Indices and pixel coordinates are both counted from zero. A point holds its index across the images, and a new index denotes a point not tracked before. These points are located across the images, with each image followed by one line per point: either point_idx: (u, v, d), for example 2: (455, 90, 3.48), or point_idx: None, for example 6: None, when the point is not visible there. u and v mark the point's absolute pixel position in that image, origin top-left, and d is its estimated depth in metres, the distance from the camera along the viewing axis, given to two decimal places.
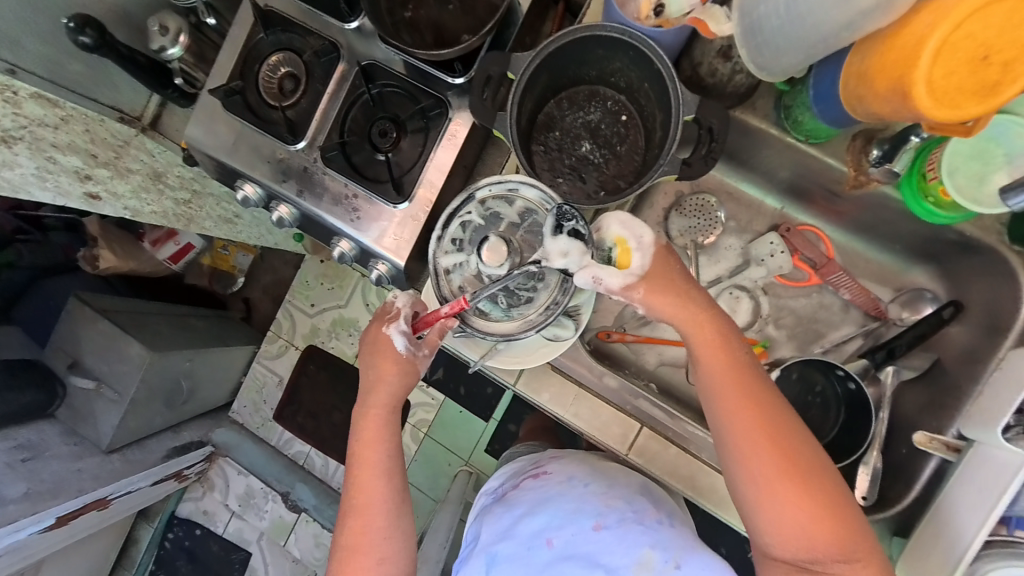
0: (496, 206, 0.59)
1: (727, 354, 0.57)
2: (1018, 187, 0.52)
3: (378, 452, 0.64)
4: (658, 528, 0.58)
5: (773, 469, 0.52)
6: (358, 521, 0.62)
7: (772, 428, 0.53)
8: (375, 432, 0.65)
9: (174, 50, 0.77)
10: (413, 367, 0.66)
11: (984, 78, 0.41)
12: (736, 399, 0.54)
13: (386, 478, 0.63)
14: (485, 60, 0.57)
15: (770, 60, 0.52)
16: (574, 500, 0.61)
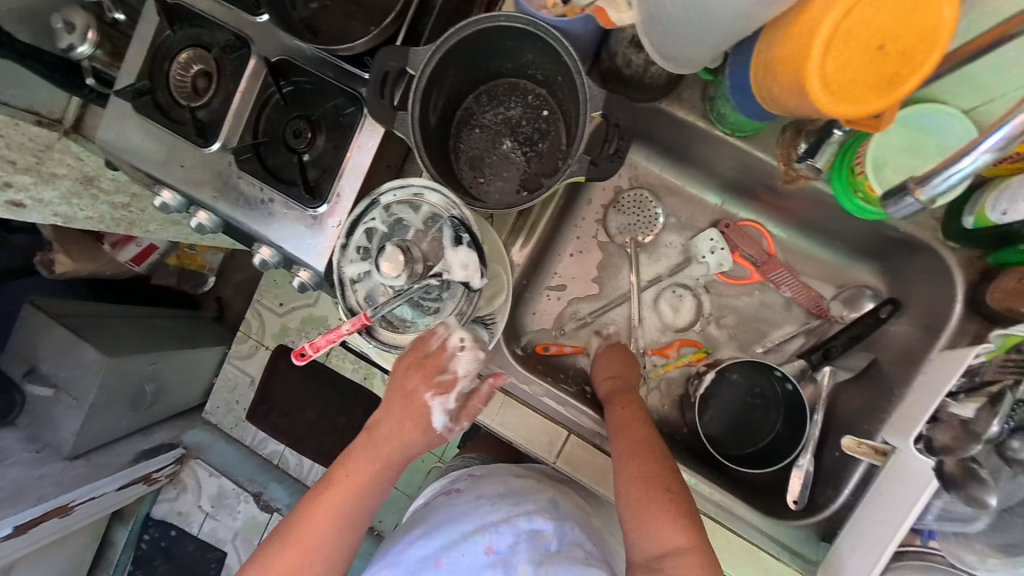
0: (400, 212, 0.56)
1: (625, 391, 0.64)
2: None
3: (353, 501, 0.53)
4: (545, 553, 0.57)
5: (638, 468, 0.53)
6: (287, 556, 0.51)
7: (645, 437, 0.57)
8: (358, 482, 0.53)
9: (85, 48, 0.74)
10: (441, 437, 0.55)
11: (882, 68, 0.37)
12: (624, 415, 0.60)
13: (341, 531, 0.53)
14: (381, 55, 0.53)
15: (676, 50, 0.49)
16: (473, 521, 0.60)
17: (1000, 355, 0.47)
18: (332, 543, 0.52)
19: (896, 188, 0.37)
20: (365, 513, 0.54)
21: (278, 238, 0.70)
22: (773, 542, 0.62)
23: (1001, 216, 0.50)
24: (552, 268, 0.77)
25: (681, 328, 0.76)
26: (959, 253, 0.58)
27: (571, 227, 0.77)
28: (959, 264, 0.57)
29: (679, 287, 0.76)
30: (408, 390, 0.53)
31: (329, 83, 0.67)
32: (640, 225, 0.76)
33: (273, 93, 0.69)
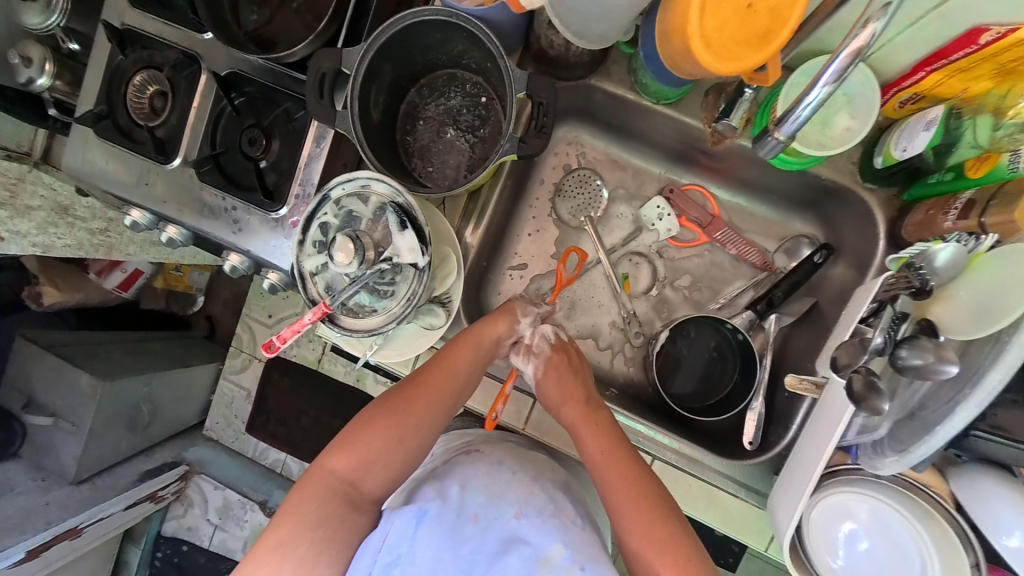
0: (349, 204, 0.59)
1: (599, 433, 0.62)
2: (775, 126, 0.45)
3: (445, 387, 0.63)
4: (570, 529, 0.59)
5: (647, 532, 0.54)
6: (390, 415, 0.61)
7: (639, 487, 0.57)
8: (452, 372, 0.64)
9: (43, 80, 0.77)
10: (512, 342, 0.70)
11: (755, 26, 0.41)
12: (610, 465, 0.59)
13: (434, 410, 0.63)
14: (316, 57, 0.57)
15: (584, 26, 0.52)
16: (501, 492, 0.62)
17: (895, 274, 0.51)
18: (426, 417, 0.62)
19: (761, 133, 0.46)
20: (455, 401, 0.65)
21: (246, 243, 0.73)
22: (729, 481, 0.67)
23: (902, 153, 0.53)
24: (512, 248, 0.81)
25: (639, 294, 0.79)
26: (878, 193, 0.62)
27: (526, 207, 0.81)
28: (878, 204, 0.62)
29: (635, 255, 0.80)
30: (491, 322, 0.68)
31: (277, 90, 0.70)
32: (586, 204, 0.80)
33: (225, 105, 0.72)
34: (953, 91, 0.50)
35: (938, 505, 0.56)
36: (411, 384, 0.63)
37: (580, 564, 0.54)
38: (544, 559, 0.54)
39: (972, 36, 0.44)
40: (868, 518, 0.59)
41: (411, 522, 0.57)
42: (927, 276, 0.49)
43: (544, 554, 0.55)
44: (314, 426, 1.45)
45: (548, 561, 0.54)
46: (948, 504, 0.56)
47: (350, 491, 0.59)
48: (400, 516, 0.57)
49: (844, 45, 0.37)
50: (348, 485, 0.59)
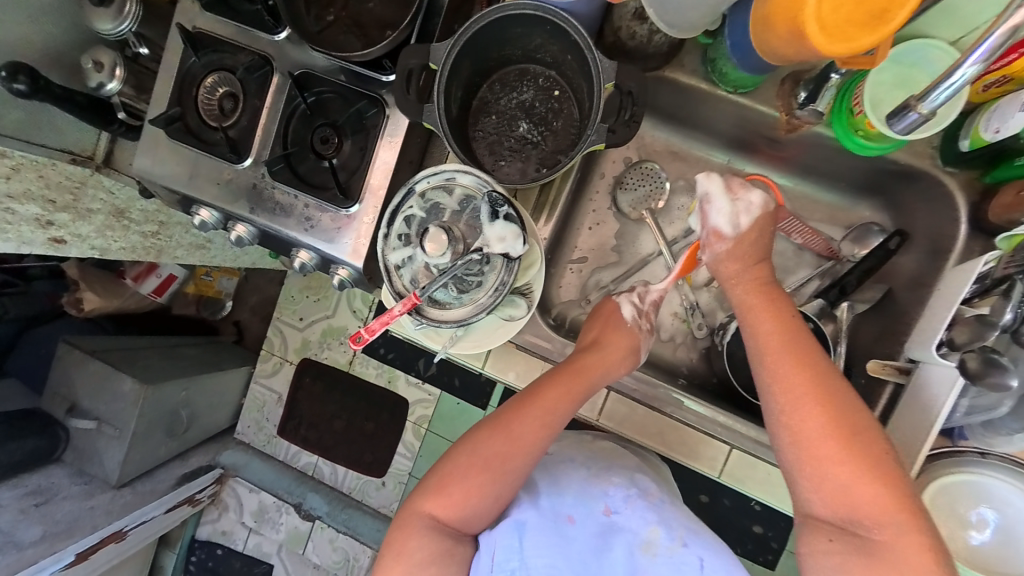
0: (435, 197, 0.60)
1: (776, 313, 0.56)
2: (899, 113, 0.52)
3: (541, 431, 0.59)
4: (663, 507, 0.60)
5: (824, 422, 0.49)
6: (486, 462, 0.57)
7: (818, 375, 0.51)
8: (548, 415, 0.59)
9: (114, 85, 0.78)
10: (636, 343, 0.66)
11: (870, 7, 0.42)
12: (782, 354, 0.53)
13: (529, 456, 0.58)
14: (404, 53, 0.58)
15: (677, 15, 0.53)
16: (583, 486, 0.63)
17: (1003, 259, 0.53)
18: (524, 464, 0.58)
19: (903, 107, 0.51)
20: (549, 443, 0.60)
21: (316, 240, 0.73)
22: None
23: (994, 135, 0.54)
24: (573, 242, 0.82)
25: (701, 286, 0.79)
26: (958, 177, 0.62)
27: (587, 201, 0.82)
28: (959, 187, 0.62)
29: None
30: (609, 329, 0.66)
31: (350, 89, 0.71)
32: (648, 193, 0.80)
33: (298, 104, 0.73)
34: None
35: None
36: (500, 431, 0.58)
37: (682, 539, 0.57)
38: (647, 540, 0.57)
39: None
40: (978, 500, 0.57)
41: (514, 535, 0.56)
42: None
43: (645, 539, 0.57)
44: (348, 430, 1.45)
45: (651, 542, 0.57)
46: None
47: (451, 533, 0.56)
48: (500, 532, 0.56)
49: (1000, 22, 0.39)
50: (448, 527, 0.56)
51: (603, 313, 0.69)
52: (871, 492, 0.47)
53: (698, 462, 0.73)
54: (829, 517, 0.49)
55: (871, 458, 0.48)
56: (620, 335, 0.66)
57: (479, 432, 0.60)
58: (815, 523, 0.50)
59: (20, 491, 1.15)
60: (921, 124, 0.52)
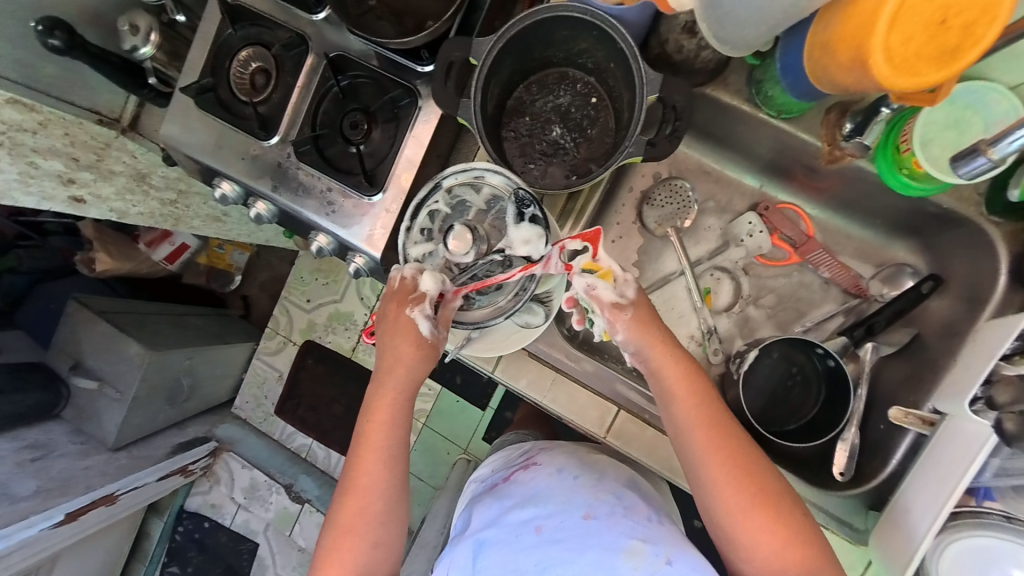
0: (462, 193, 0.59)
1: (693, 382, 0.58)
2: (964, 156, 0.48)
3: (377, 463, 0.59)
4: (648, 525, 0.56)
5: (747, 493, 0.52)
6: (353, 503, 0.58)
7: (734, 448, 0.54)
8: (394, 385, 0.61)
9: (146, 49, 0.77)
10: (434, 350, 0.61)
11: (943, 43, 0.39)
12: (703, 425, 0.55)
13: (385, 487, 0.59)
14: (446, 45, 0.57)
15: (733, 33, 0.51)
16: (563, 496, 0.59)
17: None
18: (385, 449, 0.59)
19: (970, 149, 0.48)
20: (403, 417, 0.61)
21: (336, 226, 0.72)
22: (822, 512, 0.63)
23: None
24: None
25: (720, 310, 0.78)
26: (1003, 227, 0.60)
27: (613, 212, 0.80)
28: (1003, 238, 0.60)
29: (718, 270, 0.79)
30: (393, 325, 0.61)
31: (386, 76, 0.70)
32: (677, 211, 0.79)
33: (331, 87, 0.72)
34: None
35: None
36: (353, 491, 0.58)
37: (669, 558, 0.51)
38: (631, 550, 0.51)
39: None
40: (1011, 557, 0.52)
41: (472, 555, 0.56)
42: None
43: (628, 547, 0.51)
44: (347, 415, 1.48)
45: (637, 552, 0.51)
46: None
47: None
48: (460, 551, 0.58)
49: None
50: None
51: (397, 289, 0.59)
52: (784, 551, 0.50)
53: None
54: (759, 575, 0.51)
55: (786, 521, 0.51)
56: (414, 334, 0.60)
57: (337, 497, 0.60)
58: None
59: (18, 443, 1.13)
60: (986, 171, 0.49)
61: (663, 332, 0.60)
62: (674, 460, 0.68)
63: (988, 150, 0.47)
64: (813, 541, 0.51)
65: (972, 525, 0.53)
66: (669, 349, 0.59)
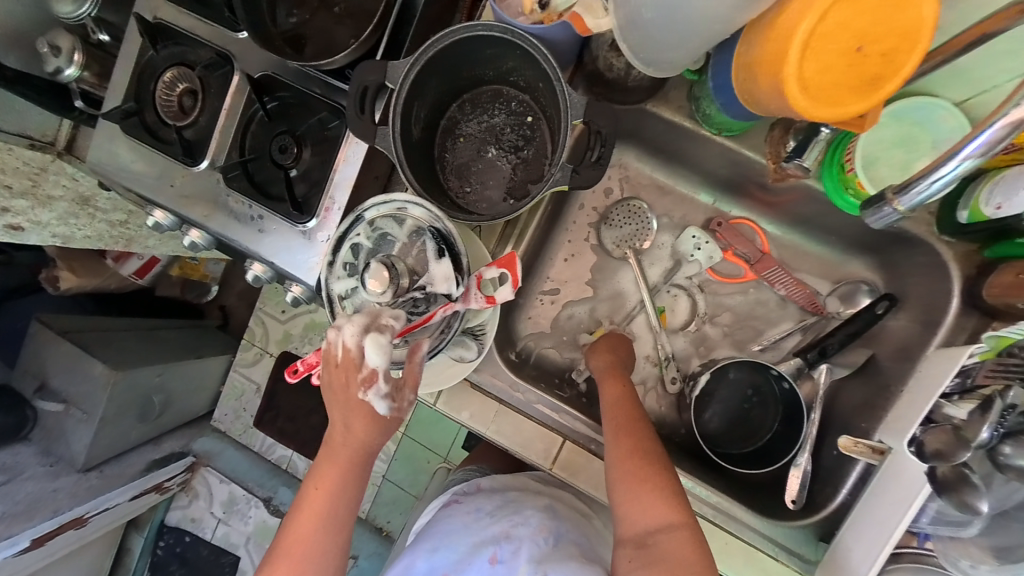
0: (385, 226, 0.55)
1: (619, 372, 0.64)
2: (875, 204, 0.42)
3: (318, 528, 0.56)
4: (541, 547, 0.58)
5: (631, 452, 0.55)
6: (283, 569, 0.55)
7: (633, 420, 0.58)
8: (346, 456, 0.56)
9: (72, 70, 0.72)
10: (396, 418, 0.56)
11: (864, 70, 0.36)
12: (615, 400, 0.61)
13: (321, 557, 0.55)
14: (359, 69, 0.53)
15: (654, 54, 0.48)
16: (472, 536, 0.60)
17: (993, 358, 0.46)
18: (315, 524, 0.55)
19: (878, 198, 0.42)
20: (345, 494, 0.56)
21: (272, 255, 0.70)
22: (767, 541, 0.61)
23: (995, 211, 0.50)
24: (545, 272, 0.77)
25: (676, 329, 0.75)
26: (957, 247, 0.57)
27: (562, 230, 0.77)
28: (956, 259, 0.57)
29: (674, 287, 0.76)
30: (340, 398, 0.53)
31: (311, 97, 0.66)
32: (635, 234, 0.76)
33: (257, 110, 0.68)
34: None
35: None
36: (285, 557, 0.55)
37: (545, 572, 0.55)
38: None
39: None
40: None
41: None
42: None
43: None
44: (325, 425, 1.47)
45: None
46: None
47: None
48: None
49: (999, 114, 0.35)
50: None
51: (339, 362, 0.52)
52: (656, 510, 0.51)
53: None
54: (628, 535, 0.52)
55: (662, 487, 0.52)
56: (365, 409, 0.53)
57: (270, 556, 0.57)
58: (624, 543, 0.52)
59: None
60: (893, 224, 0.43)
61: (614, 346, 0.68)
62: None
63: (897, 199, 0.40)
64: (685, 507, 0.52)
65: (915, 569, 0.50)
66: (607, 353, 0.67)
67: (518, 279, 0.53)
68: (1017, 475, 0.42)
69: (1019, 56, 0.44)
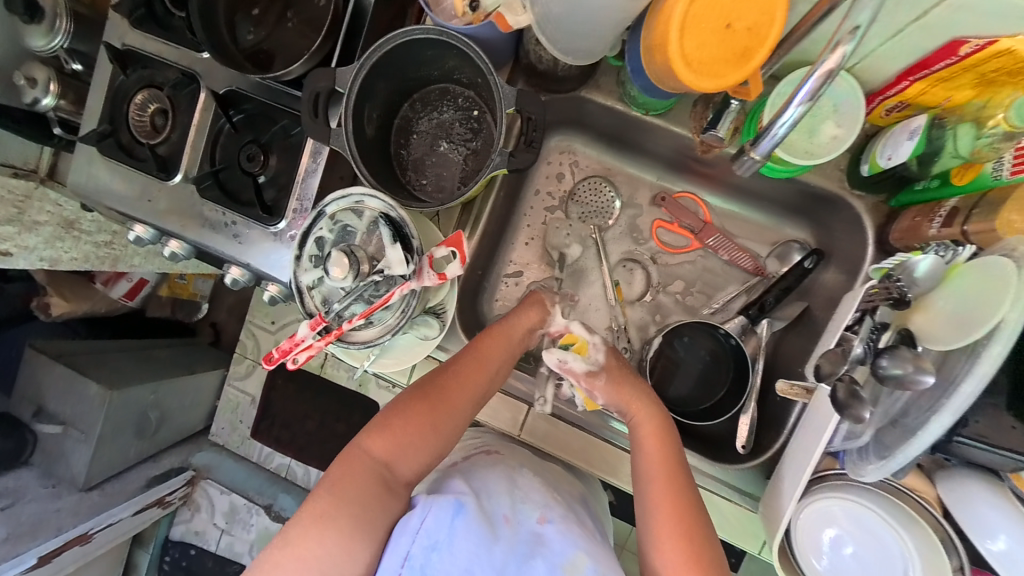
0: (345, 219, 0.60)
1: (664, 440, 0.62)
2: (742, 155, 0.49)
3: (471, 385, 0.65)
4: (593, 538, 0.60)
5: (686, 555, 0.54)
6: (432, 395, 0.63)
7: (684, 506, 0.57)
8: (507, 344, 0.69)
9: (48, 100, 0.77)
10: (528, 341, 0.72)
11: (735, 44, 0.43)
12: (662, 479, 0.58)
13: (465, 404, 0.64)
14: (311, 77, 0.58)
15: (570, 44, 0.55)
16: (527, 496, 0.63)
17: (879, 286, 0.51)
18: (463, 402, 0.64)
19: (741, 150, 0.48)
20: (490, 388, 0.67)
21: (248, 256, 0.74)
22: (722, 484, 0.67)
23: (887, 161, 0.56)
24: (507, 256, 0.82)
25: (633, 301, 0.80)
26: (867, 200, 0.64)
27: (521, 216, 0.82)
28: (867, 211, 0.63)
29: (630, 262, 0.80)
30: (513, 331, 0.70)
31: (274, 107, 0.71)
32: (598, 214, 0.81)
33: (223, 123, 0.73)
34: (936, 99, 0.53)
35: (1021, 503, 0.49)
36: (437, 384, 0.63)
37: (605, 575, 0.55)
38: (573, 561, 0.55)
39: (952, 47, 0.47)
40: (875, 521, 0.55)
41: (450, 513, 0.55)
42: (905, 288, 0.48)
43: (570, 560, 0.55)
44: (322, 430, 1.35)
45: (578, 564, 0.55)
46: (937, 510, 0.53)
47: (386, 477, 0.58)
48: (437, 503, 0.56)
49: (817, 65, 0.38)
50: (384, 467, 0.59)
51: (535, 300, 0.74)
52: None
53: (619, 479, 0.72)
54: None
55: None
56: (532, 316, 0.72)
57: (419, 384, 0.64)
58: None
59: None
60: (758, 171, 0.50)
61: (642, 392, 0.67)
62: (585, 451, 0.73)
63: (754, 149, 0.46)
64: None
65: (844, 489, 0.56)
66: (647, 410, 0.65)
67: (466, 256, 0.62)
68: (897, 385, 0.44)
69: (886, 25, 0.49)
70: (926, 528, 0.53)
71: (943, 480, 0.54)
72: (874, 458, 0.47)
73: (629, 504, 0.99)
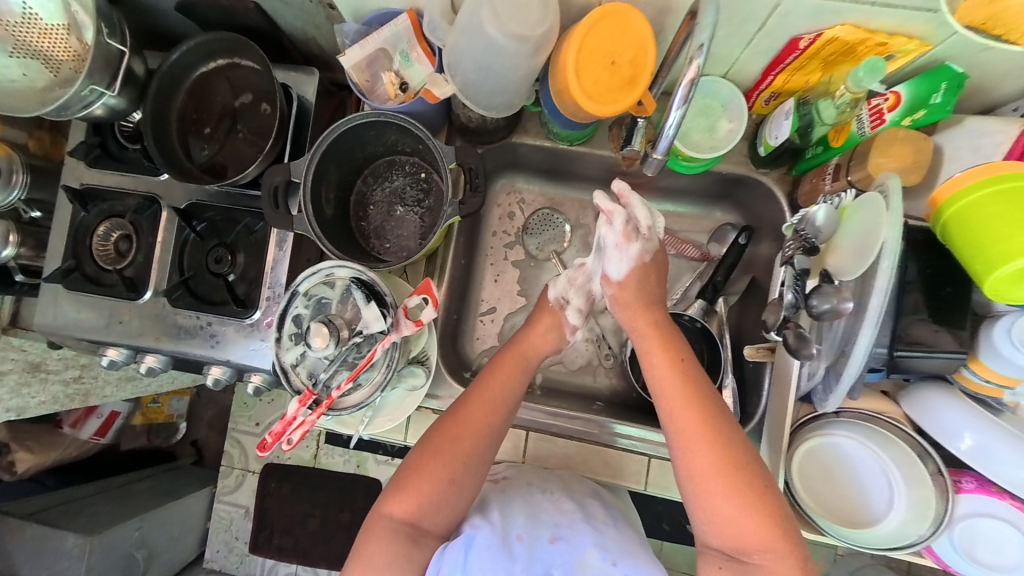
0: (319, 292, 0.64)
1: (669, 345, 0.61)
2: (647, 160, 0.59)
3: (485, 414, 0.63)
4: (603, 532, 0.64)
5: (713, 455, 0.53)
6: (445, 435, 0.62)
7: (704, 410, 0.55)
8: (514, 365, 0.67)
9: (8, 251, 0.76)
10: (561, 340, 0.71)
11: (622, 76, 0.54)
12: (678, 384, 0.58)
13: (480, 437, 0.62)
14: (267, 173, 0.63)
15: (490, 100, 0.63)
16: (539, 514, 0.66)
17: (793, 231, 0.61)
18: (477, 446, 0.62)
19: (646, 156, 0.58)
20: (506, 417, 0.64)
21: (226, 352, 0.75)
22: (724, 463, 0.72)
23: (776, 140, 0.66)
24: (478, 296, 0.87)
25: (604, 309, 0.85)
26: (771, 175, 0.74)
27: (484, 256, 0.87)
28: (775, 184, 0.74)
29: None
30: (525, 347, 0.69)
31: (234, 210, 0.75)
32: (554, 236, 0.88)
33: (188, 234, 0.76)
34: (798, 85, 0.65)
35: (969, 400, 0.59)
36: (451, 419, 0.63)
37: (614, 560, 0.59)
38: (585, 562, 0.59)
39: (793, 44, 0.58)
40: (859, 447, 0.65)
41: (461, 550, 0.59)
42: (812, 236, 0.58)
43: (581, 561, 0.59)
44: (326, 528, 1.18)
45: (589, 563, 0.59)
46: (907, 428, 0.63)
47: (412, 534, 0.59)
48: (450, 549, 0.60)
49: (681, 77, 0.48)
50: (407, 528, 0.59)
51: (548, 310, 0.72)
52: (750, 525, 0.51)
53: (625, 480, 0.76)
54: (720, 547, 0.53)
55: (752, 486, 0.52)
56: (544, 330, 0.70)
57: (434, 425, 0.64)
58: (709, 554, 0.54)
59: None
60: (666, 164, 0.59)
61: (650, 297, 0.65)
62: (590, 458, 0.77)
63: (655, 150, 0.56)
64: (771, 507, 0.52)
65: (829, 425, 0.66)
66: (646, 320, 0.63)
67: (438, 299, 0.66)
68: (832, 317, 0.51)
69: (736, 40, 0.61)
70: (901, 444, 0.63)
71: (906, 396, 0.64)
72: (833, 386, 0.55)
73: (651, 514, 0.98)
